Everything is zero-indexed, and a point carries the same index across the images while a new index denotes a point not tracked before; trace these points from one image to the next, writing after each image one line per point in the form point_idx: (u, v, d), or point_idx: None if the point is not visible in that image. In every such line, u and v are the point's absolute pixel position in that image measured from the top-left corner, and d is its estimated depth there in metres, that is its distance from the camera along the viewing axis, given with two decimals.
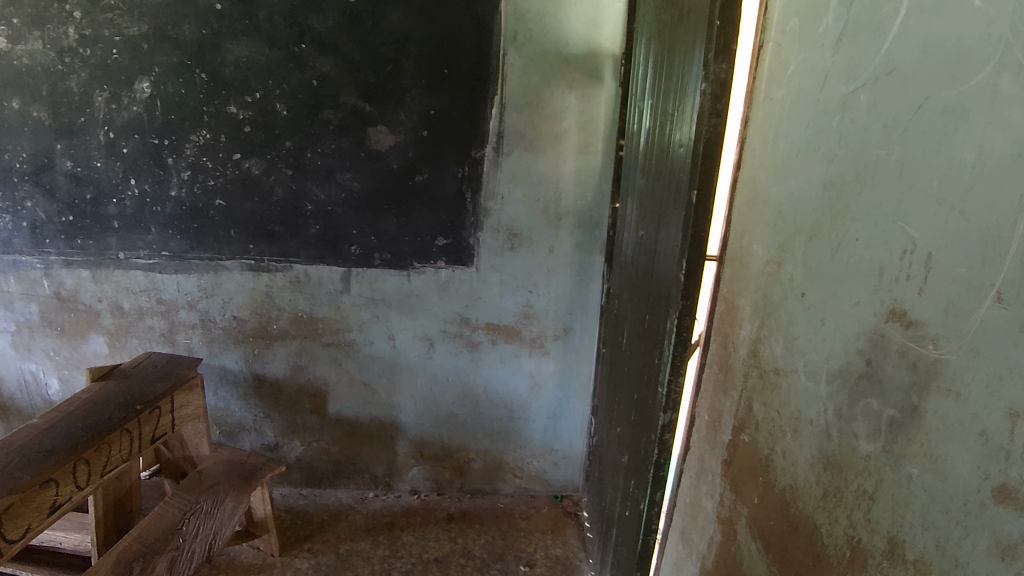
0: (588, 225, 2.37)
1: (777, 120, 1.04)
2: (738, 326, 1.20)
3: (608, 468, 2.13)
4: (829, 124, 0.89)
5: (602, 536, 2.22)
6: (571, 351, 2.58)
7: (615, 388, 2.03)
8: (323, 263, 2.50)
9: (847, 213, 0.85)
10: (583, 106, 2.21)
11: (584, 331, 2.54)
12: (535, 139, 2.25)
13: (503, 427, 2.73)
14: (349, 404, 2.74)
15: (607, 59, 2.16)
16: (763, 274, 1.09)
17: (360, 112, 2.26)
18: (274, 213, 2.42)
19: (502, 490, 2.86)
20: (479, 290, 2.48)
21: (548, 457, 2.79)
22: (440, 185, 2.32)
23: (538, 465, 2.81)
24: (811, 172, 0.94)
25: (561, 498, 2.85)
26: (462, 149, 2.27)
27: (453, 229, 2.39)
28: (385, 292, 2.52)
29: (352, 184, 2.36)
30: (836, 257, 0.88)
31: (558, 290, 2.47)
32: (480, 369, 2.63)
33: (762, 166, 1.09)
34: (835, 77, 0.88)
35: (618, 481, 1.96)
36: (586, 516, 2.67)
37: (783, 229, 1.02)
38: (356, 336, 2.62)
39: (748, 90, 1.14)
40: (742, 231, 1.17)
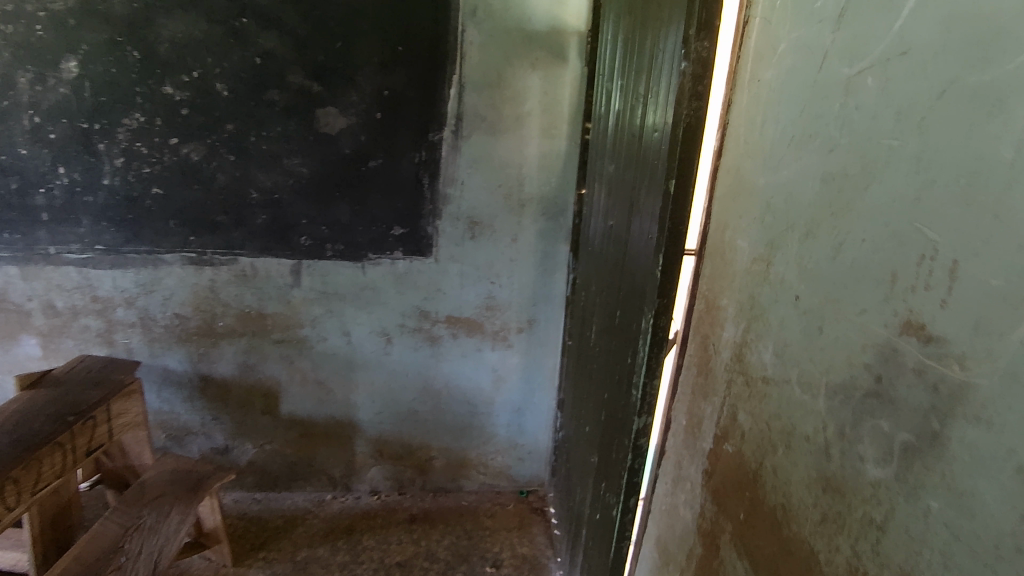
0: (553, 213, 2.26)
1: (765, 105, 0.94)
2: (719, 327, 1.11)
3: (577, 467, 2.06)
4: (829, 109, 0.79)
5: (570, 536, 2.15)
6: (535, 343, 2.48)
7: (583, 384, 1.94)
8: (270, 255, 2.34)
9: (850, 210, 0.76)
10: (547, 87, 2.09)
11: (549, 323, 2.44)
12: (496, 122, 2.13)
13: (465, 423, 2.63)
14: (304, 403, 2.61)
15: (571, 37, 2.04)
16: (747, 272, 1.00)
17: (307, 93, 2.10)
18: (217, 202, 2.25)
19: (465, 487, 2.77)
20: (438, 281, 2.35)
21: (513, 452, 2.70)
22: (396, 171, 2.18)
23: (502, 461, 2.72)
24: (806, 163, 0.84)
25: (526, 493, 2.78)
26: (419, 132, 2.13)
27: (410, 218, 2.25)
28: (338, 285, 2.38)
29: (300, 170, 2.20)
30: (837, 259, 0.78)
31: (522, 280, 2.36)
32: (440, 364, 2.51)
33: (747, 154, 0.99)
34: (837, 57, 0.78)
35: (588, 481, 1.87)
36: (553, 512, 2.60)
37: (772, 225, 0.93)
38: (309, 331, 2.47)
39: (732, 70, 1.04)
40: (723, 224, 1.08)
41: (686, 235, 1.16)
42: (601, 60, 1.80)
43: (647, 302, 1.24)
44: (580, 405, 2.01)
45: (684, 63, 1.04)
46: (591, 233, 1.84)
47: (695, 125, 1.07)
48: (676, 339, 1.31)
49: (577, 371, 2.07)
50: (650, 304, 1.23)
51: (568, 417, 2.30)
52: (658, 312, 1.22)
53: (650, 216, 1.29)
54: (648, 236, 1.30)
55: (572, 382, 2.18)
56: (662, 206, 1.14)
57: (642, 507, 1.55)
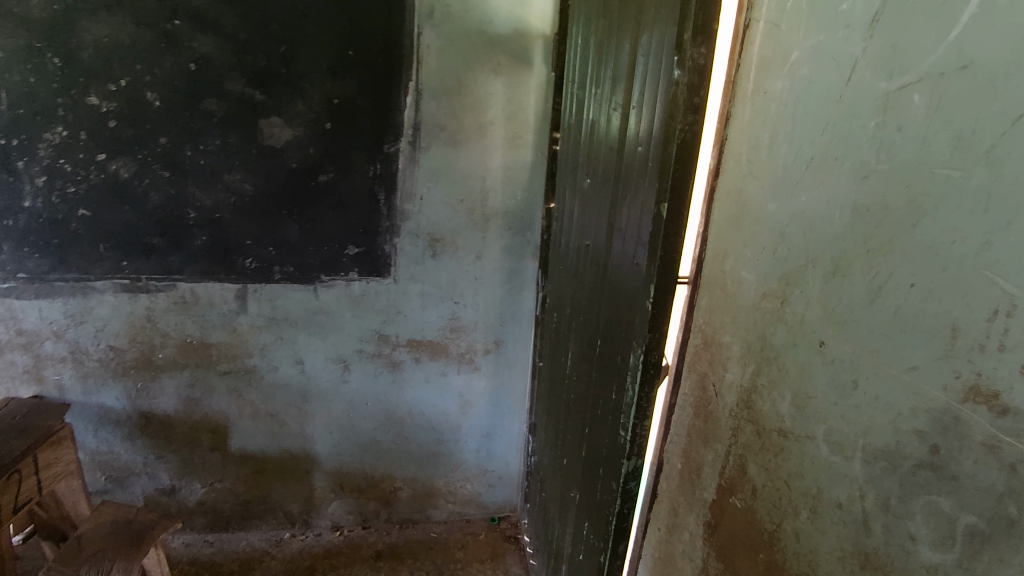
0: (519, 227, 2.12)
1: (775, 122, 0.82)
2: (720, 366, 0.98)
3: (553, 498, 1.94)
4: (862, 130, 0.67)
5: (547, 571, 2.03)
6: (503, 364, 2.34)
7: (559, 412, 1.81)
8: (212, 279, 2.16)
9: (892, 250, 0.64)
10: (510, 93, 1.95)
11: (517, 342, 2.31)
12: (456, 131, 1.98)
13: (431, 451, 2.48)
14: (255, 436, 2.44)
15: (535, 41, 1.91)
16: (754, 309, 0.88)
17: (249, 102, 1.92)
18: (151, 223, 2.05)
19: (433, 517, 2.63)
20: (398, 302, 2.20)
21: (482, 478, 2.57)
22: (349, 186, 2.02)
23: (472, 488, 2.59)
24: (830, 192, 0.72)
25: (498, 520, 2.66)
26: (373, 144, 1.97)
27: (365, 236, 2.09)
28: (289, 310, 2.21)
29: (243, 187, 2.02)
30: (876, 305, 0.67)
31: (487, 300, 2.22)
32: (403, 390, 2.36)
33: (752, 176, 0.88)
34: (870, 69, 0.66)
35: (567, 517, 1.75)
36: (527, 540, 2.49)
37: (786, 259, 0.81)
38: (258, 360, 2.30)
39: (731, 81, 0.93)
40: (724, 252, 0.95)
41: (680, 263, 1.04)
42: (570, 66, 1.67)
43: (635, 333, 1.12)
44: (555, 434, 1.89)
45: (678, 69, 0.92)
46: (562, 251, 1.72)
47: (691, 141, 0.95)
48: (667, 374, 1.19)
49: (550, 396, 1.95)
50: (639, 338, 1.10)
51: (540, 444, 2.18)
52: (650, 348, 1.09)
53: (636, 240, 1.16)
54: (634, 261, 1.17)
55: (545, 407, 2.05)
56: (653, 231, 1.02)
57: (631, 550, 1.43)
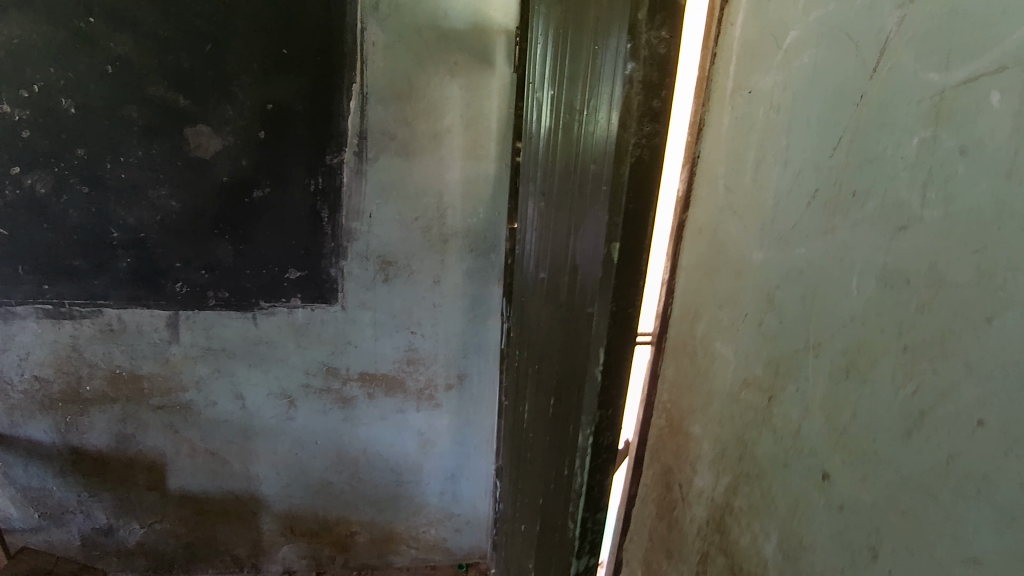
0: (480, 249, 1.87)
1: (763, 136, 0.56)
2: (688, 466, 0.72)
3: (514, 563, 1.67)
4: (900, 152, 0.41)
5: None
6: (462, 401, 2.09)
7: (518, 468, 1.55)
8: (140, 305, 1.89)
9: (945, 357, 0.38)
10: (467, 100, 1.71)
11: (479, 375, 2.05)
12: (406, 142, 1.73)
13: (389, 493, 2.22)
14: (194, 476, 2.16)
15: (495, 39, 1.66)
16: (734, 399, 0.62)
17: (173, 109, 1.65)
18: (73, 244, 1.78)
19: (394, 563, 2.36)
20: (346, 332, 1.94)
21: (448, 523, 2.30)
22: (287, 203, 1.76)
23: (435, 533, 2.32)
24: (846, 246, 0.46)
25: (465, 567, 2.38)
26: (312, 156, 1.72)
27: (308, 258, 1.83)
28: (226, 340, 1.95)
29: (170, 204, 1.75)
30: (913, 442, 0.41)
31: (444, 326, 1.96)
32: (355, 429, 2.10)
33: (730, 211, 0.61)
34: (914, 53, 0.40)
35: None
36: None
37: (777, 339, 0.55)
38: (193, 396, 2.03)
39: (703, 76, 0.67)
40: (693, 313, 0.69)
41: (637, 320, 0.78)
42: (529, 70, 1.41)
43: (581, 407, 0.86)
44: (515, 492, 1.62)
45: (631, 61, 0.66)
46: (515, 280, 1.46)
47: (649, 160, 0.69)
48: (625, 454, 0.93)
49: (511, 444, 1.68)
50: (586, 413, 0.85)
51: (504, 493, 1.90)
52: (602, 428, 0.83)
53: (587, 284, 0.90)
54: (584, 312, 0.92)
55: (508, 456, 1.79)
56: (603, 276, 0.76)
57: None
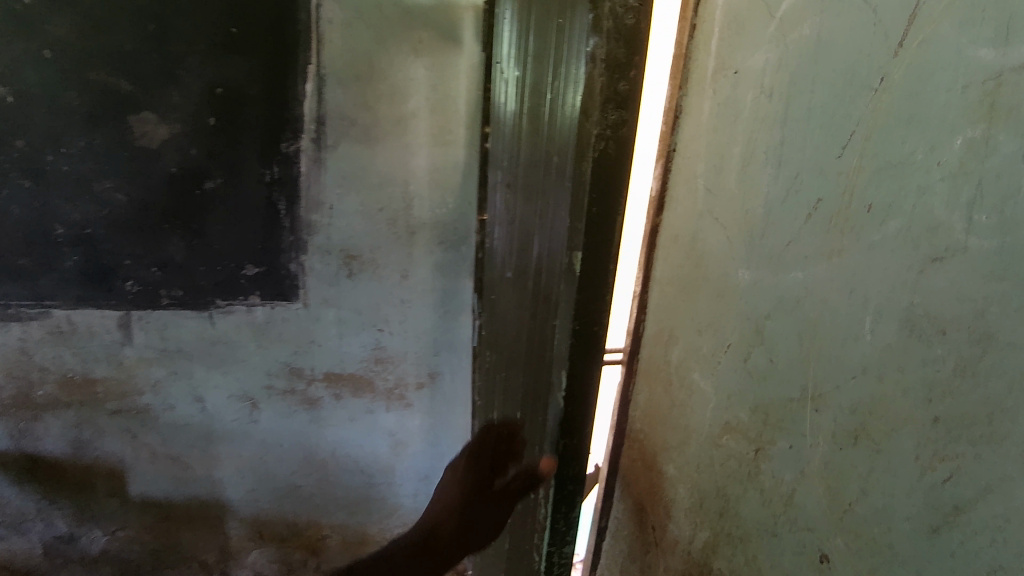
0: (449, 243, 1.03)
1: (751, 128, 0.45)
2: (662, 510, 0.61)
3: None
4: (933, 157, 0.31)
5: None
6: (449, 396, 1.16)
7: None
8: (90, 306, 1.05)
9: (995, 443, 0.29)
10: (429, 87, 0.93)
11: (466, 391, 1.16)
12: (367, 131, 0.94)
13: (356, 502, 1.25)
14: (154, 485, 1.23)
15: (461, 16, 0.90)
16: (716, 442, 0.51)
17: (112, 87, 0.89)
18: (21, 240, 0.98)
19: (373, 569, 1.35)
20: (308, 331, 1.08)
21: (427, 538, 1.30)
22: (249, 197, 0.96)
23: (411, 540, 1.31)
24: (857, 273, 0.36)
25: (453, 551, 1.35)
26: (269, 137, 0.93)
27: (271, 257, 1.01)
28: (184, 338, 1.09)
29: (114, 196, 0.95)
30: (941, 541, 0.32)
31: (423, 290, 1.06)
32: (321, 431, 1.18)
33: (712, 217, 0.50)
34: (957, 22, 0.29)
35: None
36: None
37: (767, 382, 0.45)
38: (150, 399, 1.14)
39: (678, 53, 0.55)
40: (668, 336, 0.58)
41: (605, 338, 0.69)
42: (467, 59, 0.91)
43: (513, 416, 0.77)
44: None
45: (593, 36, 0.56)
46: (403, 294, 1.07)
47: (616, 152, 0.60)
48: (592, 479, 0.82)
49: None
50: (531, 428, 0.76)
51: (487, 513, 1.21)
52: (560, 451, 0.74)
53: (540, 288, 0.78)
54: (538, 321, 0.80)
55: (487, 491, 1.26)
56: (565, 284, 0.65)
57: None
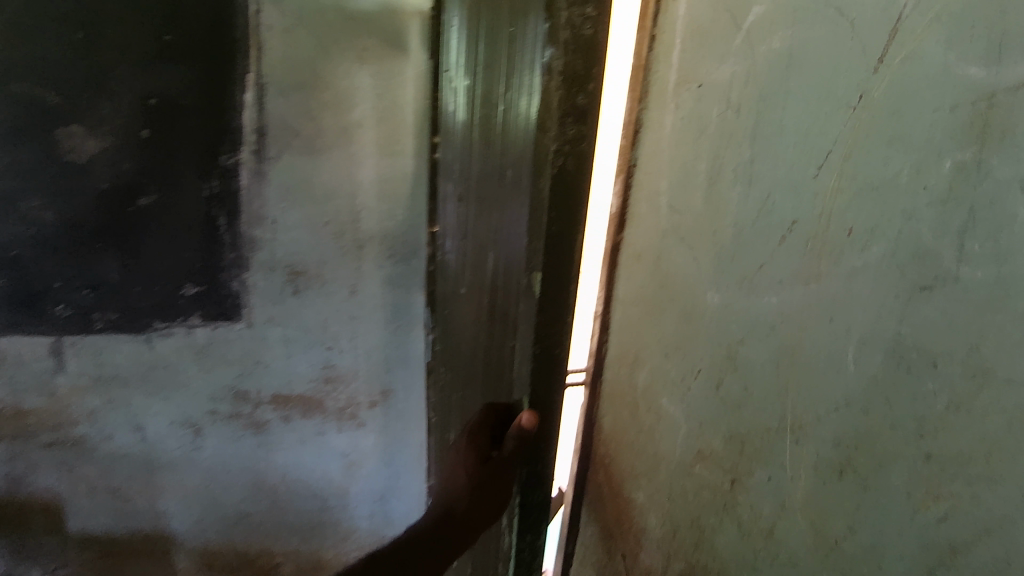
0: (400, 256, 0.93)
1: (718, 144, 0.43)
2: (631, 539, 0.59)
3: None
4: (919, 180, 0.29)
5: None
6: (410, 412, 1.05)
7: None
8: (14, 332, 0.94)
9: (993, 483, 0.27)
10: (375, 94, 0.84)
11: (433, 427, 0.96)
12: (310, 143, 0.85)
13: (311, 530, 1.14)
14: (96, 521, 1.12)
15: (407, 21, 0.81)
16: (687, 472, 0.49)
17: (30, 93, 0.79)
18: None
19: None
20: (254, 350, 0.98)
21: None
22: (186, 210, 0.86)
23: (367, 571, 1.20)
24: (838, 300, 0.34)
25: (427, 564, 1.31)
26: (208, 145, 0.83)
27: (213, 276, 0.91)
28: (119, 364, 0.98)
29: (35, 211, 0.85)
30: None
31: (373, 303, 0.96)
32: (269, 454, 1.07)
33: (677, 236, 0.48)
34: (941, 39, 0.28)
35: None
36: None
37: (741, 411, 0.42)
38: (88, 430, 1.03)
39: (637, 65, 0.53)
40: (634, 357, 0.56)
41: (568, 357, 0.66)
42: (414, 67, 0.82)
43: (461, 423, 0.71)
44: None
45: (549, 47, 0.52)
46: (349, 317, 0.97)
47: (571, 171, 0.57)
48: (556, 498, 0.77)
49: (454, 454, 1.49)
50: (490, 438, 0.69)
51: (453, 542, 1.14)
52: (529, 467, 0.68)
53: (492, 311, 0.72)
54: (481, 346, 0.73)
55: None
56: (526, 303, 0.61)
57: None
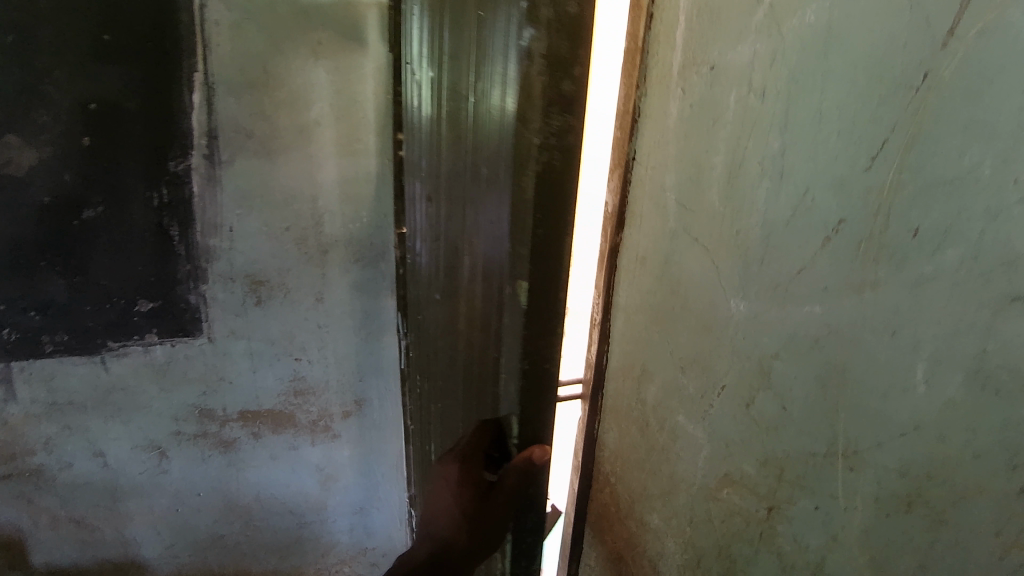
0: (366, 260, 0.84)
1: (741, 136, 0.38)
2: (644, 565, 0.54)
3: None
4: (1006, 173, 0.25)
5: None
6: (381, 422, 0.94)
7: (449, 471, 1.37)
8: None
9: None
10: (333, 92, 0.75)
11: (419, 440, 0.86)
12: (264, 141, 0.75)
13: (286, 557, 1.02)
14: (60, 550, 0.93)
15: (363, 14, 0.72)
16: (713, 496, 0.44)
17: None
18: None
19: None
20: (216, 366, 0.84)
21: None
22: (135, 225, 0.73)
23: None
24: (902, 312, 0.30)
25: None
26: (165, 152, 0.71)
27: (169, 296, 0.78)
28: (73, 388, 0.81)
29: None
30: None
31: (342, 313, 0.86)
32: (239, 475, 0.93)
33: (689, 237, 0.43)
34: None
35: None
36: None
37: (780, 432, 0.38)
38: (42, 459, 0.85)
39: (631, 49, 0.48)
40: (640, 371, 0.51)
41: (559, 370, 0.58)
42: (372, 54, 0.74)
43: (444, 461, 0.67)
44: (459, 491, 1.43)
45: (529, 26, 0.45)
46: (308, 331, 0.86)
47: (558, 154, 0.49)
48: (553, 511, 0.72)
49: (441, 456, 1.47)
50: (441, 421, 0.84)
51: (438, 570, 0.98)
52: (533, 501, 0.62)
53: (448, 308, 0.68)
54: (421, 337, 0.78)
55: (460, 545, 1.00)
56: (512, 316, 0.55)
57: None
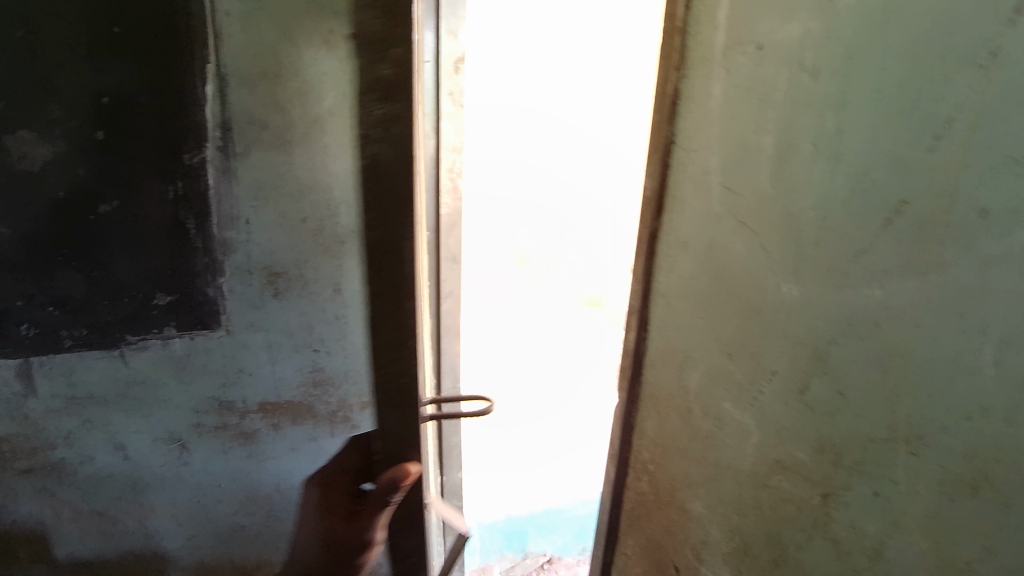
0: None
1: (789, 114, 0.37)
2: (688, 552, 0.54)
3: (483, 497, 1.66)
4: None
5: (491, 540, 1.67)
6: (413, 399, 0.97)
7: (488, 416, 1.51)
8: None
9: None
10: None
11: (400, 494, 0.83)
12: None
13: None
14: (83, 544, 0.76)
15: None
16: (765, 482, 0.44)
17: None
18: None
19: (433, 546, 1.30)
20: (234, 359, 0.69)
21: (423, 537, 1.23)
22: (153, 210, 0.58)
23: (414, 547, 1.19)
24: (970, 291, 0.29)
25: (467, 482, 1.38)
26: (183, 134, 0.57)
27: (194, 284, 0.63)
28: (82, 383, 0.67)
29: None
30: None
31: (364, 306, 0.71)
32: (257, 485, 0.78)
33: (735, 221, 0.42)
34: None
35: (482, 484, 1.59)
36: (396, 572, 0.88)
37: (837, 417, 0.38)
38: (64, 452, 0.70)
39: (664, 27, 0.46)
40: (680, 358, 0.50)
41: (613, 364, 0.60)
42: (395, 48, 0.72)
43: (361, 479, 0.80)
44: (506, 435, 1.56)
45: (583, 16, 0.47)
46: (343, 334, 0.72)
47: (373, 201, 0.67)
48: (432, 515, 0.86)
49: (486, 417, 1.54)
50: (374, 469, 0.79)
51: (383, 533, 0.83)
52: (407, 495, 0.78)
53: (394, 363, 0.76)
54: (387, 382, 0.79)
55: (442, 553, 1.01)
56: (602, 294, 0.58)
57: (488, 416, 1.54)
